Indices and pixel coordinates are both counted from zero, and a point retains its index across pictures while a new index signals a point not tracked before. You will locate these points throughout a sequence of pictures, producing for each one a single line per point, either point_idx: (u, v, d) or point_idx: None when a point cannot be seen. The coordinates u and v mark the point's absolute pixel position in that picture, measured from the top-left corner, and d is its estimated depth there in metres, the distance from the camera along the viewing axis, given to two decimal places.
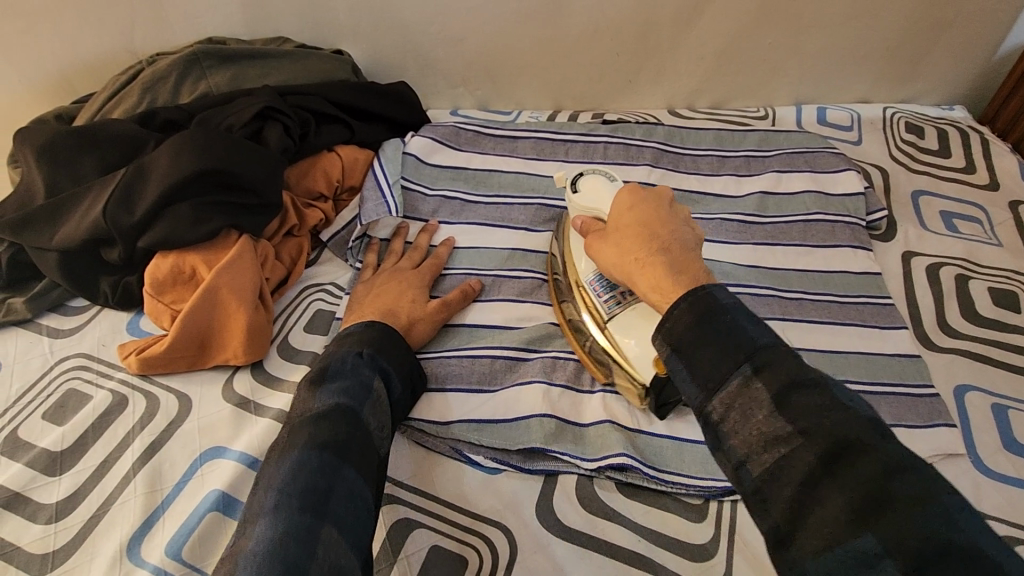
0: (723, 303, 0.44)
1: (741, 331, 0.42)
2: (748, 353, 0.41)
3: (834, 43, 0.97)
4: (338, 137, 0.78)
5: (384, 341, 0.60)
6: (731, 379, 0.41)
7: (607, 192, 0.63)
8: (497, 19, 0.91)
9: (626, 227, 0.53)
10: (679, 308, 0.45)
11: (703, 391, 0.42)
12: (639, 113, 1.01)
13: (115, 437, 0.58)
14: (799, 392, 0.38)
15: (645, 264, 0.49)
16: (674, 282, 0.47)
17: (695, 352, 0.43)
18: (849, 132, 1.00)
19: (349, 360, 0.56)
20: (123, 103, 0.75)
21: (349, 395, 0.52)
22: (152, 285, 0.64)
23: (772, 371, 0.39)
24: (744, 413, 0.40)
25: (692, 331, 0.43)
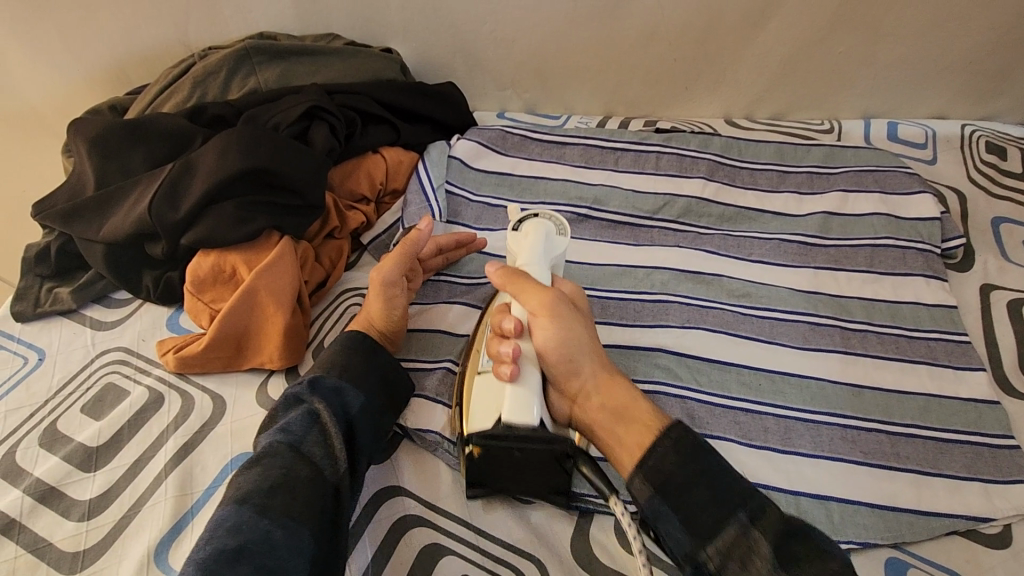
0: (697, 440, 0.49)
1: (720, 477, 0.47)
2: (743, 500, 0.45)
3: (910, 54, 0.91)
4: (383, 139, 0.76)
5: (344, 354, 0.58)
6: (727, 530, 0.45)
7: (539, 248, 0.61)
8: (552, 20, 0.88)
9: (585, 328, 0.56)
10: (665, 444, 0.48)
11: (696, 539, 0.45)
12: (694, 122, 0.97)
13: (150, 436, 0.57)
14: (792, 544, 0.43)
15: (621, 388, 0.54)
16: (634, 425, 0.51)
17: (683, 494, 0.47)
18: (923, 150, 0.93)
19: (292, 392, 0.55)
20: (174, 97, 0.75)
21: (288, 433, 0.52)
22: (193, 283, 0.63)
23: (765, 523, 0.44)
24: (741, 561, 0.43)
25: (676, 473, 0.47)
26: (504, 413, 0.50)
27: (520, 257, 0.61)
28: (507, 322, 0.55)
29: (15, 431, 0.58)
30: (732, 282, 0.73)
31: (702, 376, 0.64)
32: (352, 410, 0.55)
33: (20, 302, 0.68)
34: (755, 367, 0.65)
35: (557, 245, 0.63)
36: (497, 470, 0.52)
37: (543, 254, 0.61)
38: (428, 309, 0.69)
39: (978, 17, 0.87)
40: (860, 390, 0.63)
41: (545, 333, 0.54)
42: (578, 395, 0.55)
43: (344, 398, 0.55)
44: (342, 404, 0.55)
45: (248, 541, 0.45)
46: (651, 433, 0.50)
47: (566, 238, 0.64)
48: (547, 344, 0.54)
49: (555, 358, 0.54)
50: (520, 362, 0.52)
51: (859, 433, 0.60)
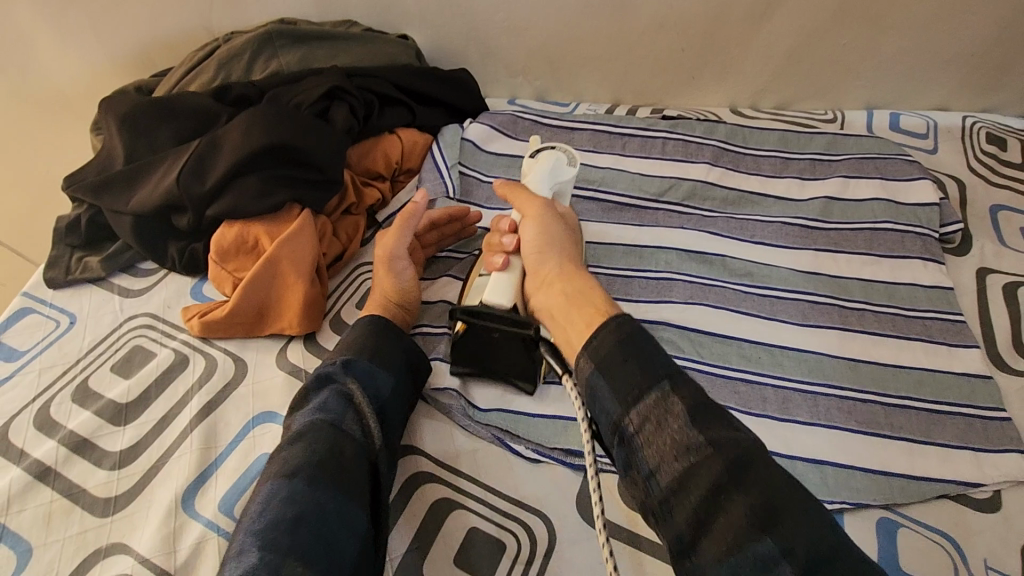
0: (639, 329, 0.49)
1: (652, 356, 0.47)
2: (670, 373, 0.46)
3: (912, 46, 0.93)
4: (399, 120, 0.79)
5: (374, 335, 0.60)
6: (649, 394, 0.45)
7: (545, 172, 0.66)
8: (563, 10, 0.90)
9: (564, 237, 0.60)
10: (608, 327, 0.49)
11: (620, 405, 0.46)
12: (700, 110, 0.99)
13: (176, 394, 0.60)
14: (708, 410, 0.44)
15: (585, 281, 0.56)
16: (589, 309, 0.53)
17: (614, 370, 0.47)
18: (924, 140, 0.95)
19: (326, 370, 0.56)
20: (199, 78, 0.78)
21: (326, 412, 0.53)
22: (217, 253, 0.66)
23: (684, 389, 0.45)
24: (658, 423, 0.44)
25: (612, 352, 0.48)
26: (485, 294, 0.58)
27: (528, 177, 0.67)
28: (503, 235, 0.62)
29: (49, 388, 0.61)
30: (734, 262, 0.75)
31: (704, 349, 0.66)
32: (383, 390, 0.57)
33: (52, 269, 0.71)
34: (756, 341, 0.67)
35: (562, 173, 0.67)
36: (475, 347, 0.60)
37: (547, 175, 0.66)
38: (439, 282, 0.72)
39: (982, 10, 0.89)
40: (857, 364, 0.65)
41: (529, 231, 0.60)
42: (543, 283, 0.57)
43: (376, 379, 0.57)
44: (375, 384, 0.57)
45: (304, 512, 0.46)
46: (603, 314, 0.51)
47: (575, 170, 0.67)
48: (526, 238, 0.59)
49: (530, 250, 0.59)
50: (510, 257, 0.60)
51: (854, 404, 0.62)
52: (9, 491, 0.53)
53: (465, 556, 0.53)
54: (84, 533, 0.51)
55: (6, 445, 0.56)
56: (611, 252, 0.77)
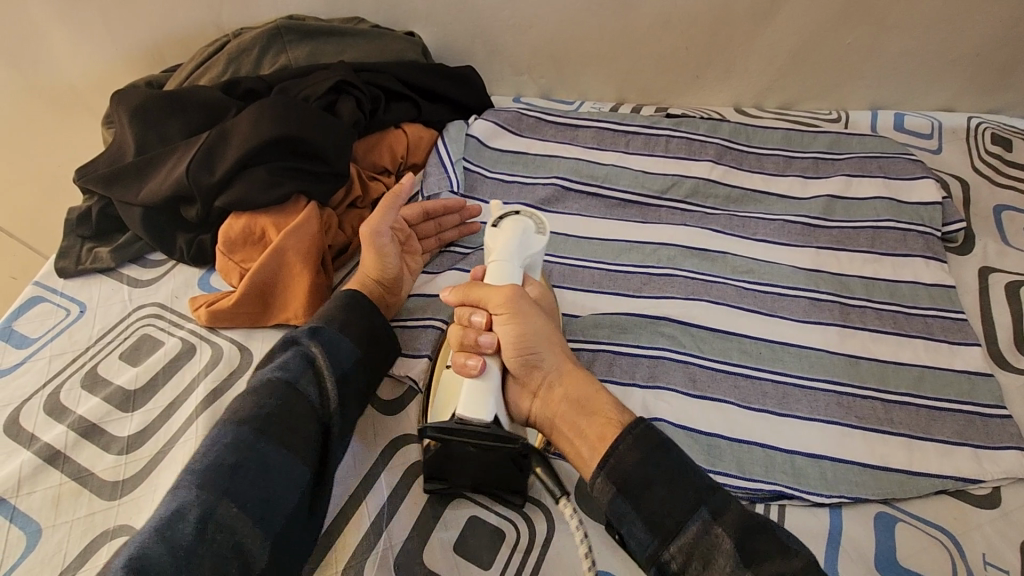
0: (662, 436, 0.50)
1: (687, 478, 0.48)
2: (702, 499, 0.48)
3: (918, 45, 0.93)
4: (405, 115, 0.80)
5: (345, 307, 0.60)
6: (691, 525, 0.47)
7: (513, 244, 0.60)
8: (568, 8, 0.91)
9: (543, 325, 0.56)
10: (628, 441, 0.49)
11: (658, 539, 0.48)
12: (705, 110, 1.00)
13: (183, 381, 0.61)
14: (751, 538, 0.46)
15: (580, 378, 0.54)
16: (595, 419, 0.52)
17: (648, 495, 0.48)
18: (928, 140, 0.95)
19: (294, 334, 0.57)
20: (208, 72, 0.79)
21: (286, 371, 0.55)
22: (225, 243, 0.67)
23: (724, 520, 0.47)
24: (704, 561, 0.46)
25: (641, 472, 0.49)
26: (459, 407, 0.51)
27: (492, 253, 0.60)
28: (477, 332, 0.55)
29: (58, 374, 0.62)
30: (735, 259, 0.76)
31: (704, 343, 0.67)
32: (347, 359, 0.57)
33: (63, 259, 0.72)
34: (756, 336, 0.68)
35: (532, 244, 0.60)
36: (455, 464, 0.54)
37: (519, 253, 0.59)
38: (442, 275, 0.72)
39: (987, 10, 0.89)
40: (857, 360, 0.66)
41: (506, 331, 0.54)
42: (535, 389, 0.54)
43: (341, 348, 0.57)
44: (340, 353, 0.57)
45: (245, 461, 0.49)
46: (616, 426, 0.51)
47: (544, 237, 0.61)
48: (509, 339, 0.54)
49: (515, 352, 0.54)
50: (487, 359, 0.54)
51: (853, 400, 0.62)
52: (19, 474, 0.54)
53: (464, 544, 0.54)
54: (92, 515, 0.52)
55: (17, 429, 0.58)
56: (612, 248, 0.77)
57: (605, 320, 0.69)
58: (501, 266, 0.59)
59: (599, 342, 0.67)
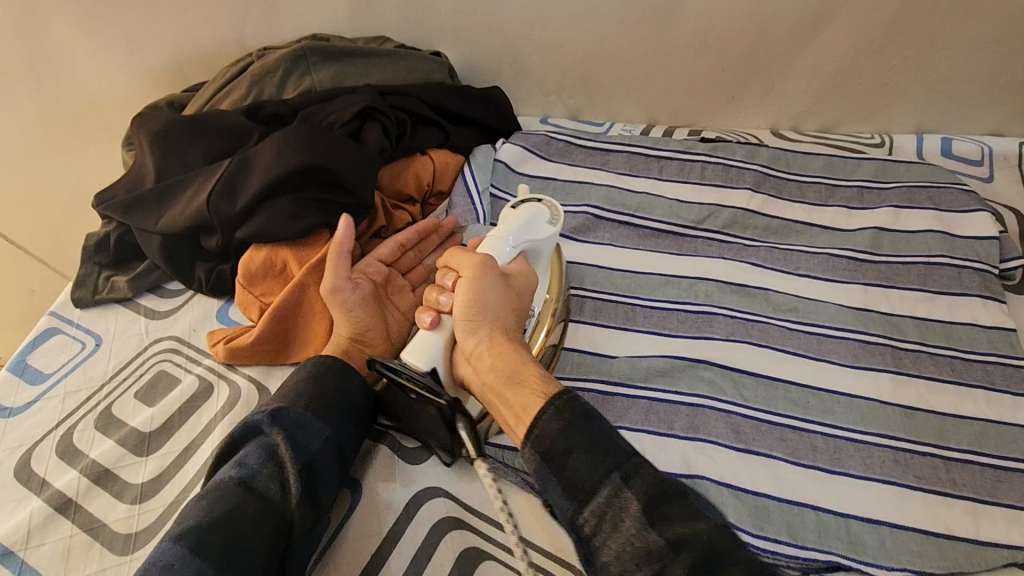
0: (585, 409, 0.50)
1: (604, 443, 0.48)
2: (616, 463, 0.47)
3: (969, 68, 0.89)
4: (432, 141, 0.76)
5: (313, 383, 0.55)
6: (603, 488, 0.47)
7: (517, 225, 0.62)
8: (600, 29, 0.88)
9: (496, 296, 0.57)
10: (546, 411, 0.50)
11: (573, 504, 0.47)
12: (740, 132, 0.96)
13: (200, 423, 0.59)
14: (660, 502, 0.45)
15: (519, 353, 0.55)
16: (525, 390, 0.53)
17: (565, 459, 0.48)
18: (979, 167, 0.90)
19: (254, 420, 0.52)
20: (230, 96, 0.76)
21: (244, 467, 0.50)
22: (245, 276, 0.64)
23: (636, 484, 0.46)
24: (614, 525, 0.46)
25: (561, 439, 0.49)
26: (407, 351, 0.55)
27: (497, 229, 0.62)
28: (441, 293, 0.58)
29: (72, 413, 0.59)
30: (777, 296, 0.72)
31: (748, 391, 0.63)
32: (311, 445, 0.52)
33: (80, 288, 0.70)
34: (803, 384, 0.63)
35: (538, 230, 0.63)
36: (413, 413, 0.56)
37: (522, 234, 0.62)
38: None
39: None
40: (914, 412, 0.61)
41: (460, 295, 0.56)
42: (473, 354, 0.56)
43: (306, 433, 0.52)
44: (304, 439, 0.52)
45: None
46: (541, 398, 0.51)
47: (556, 228, 0.64)
48: (457, 303, 0.56)
49: (461, 317, 0.56)
50: (441, 318, 0.57)
51: (911, 456, 0.58)
52: (29, 525, 0.52)
53: None
54: (103, 571, 0.49)
55: (28, 473, 0.55)
56: (647, 282, 0.73)
57: (642, 361, 0.65)
58: (498, 238, 0.61)
59: (636, 387, 0.64)
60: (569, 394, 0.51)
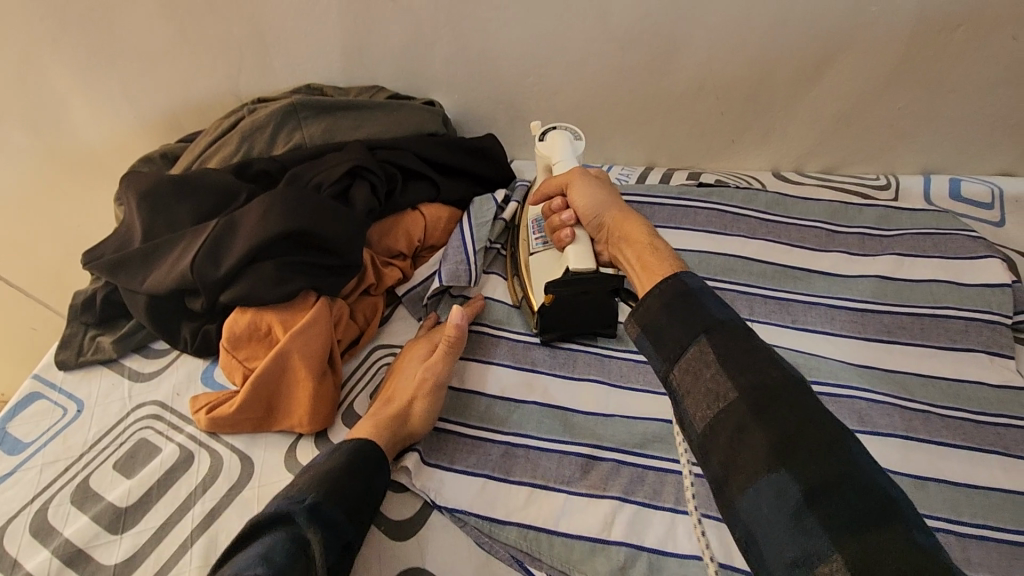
0: (694, 286, 0.45)
1: (702, 309, 0.43)
2: (705, 325, 0.43)
3: (978, 111, 0.86)
4: (424, 195, 0.74)
5: (347, 473, 0.53)
6: (690, 347, 0.43)
7: (567, 147, 0.67)
8: (595, 74, 0.86)
9: (605, 192, 0.60)
10: (654, 291, 0.46)
11: (665, 362, 0.44)
12: (741, 176, 0.93)
13: (178, 497, 0.57)
14: (734, 362, 0.40)
15: (643, 228, 0.54)
16: (655, 262, 0.50)
17: (661, 327, 0.44)
18: (989, 211, 0.88)
19: (286, 508, 0.49)
20: (220, 151, 0.75)
21: (268, 561, 0.46)
22: (229, 339, 0.63)
23: (722, 337, 0.42)
24: (696, 375, 0.42)
25: (663, 309, 0.45)
26: (572, 263, 0.59)
27: (553, 160, 0.67)
28: (562, 213, 0.62)
29: (49, 486, 0.58)
30: (778, 352, 0.70)
31: None
32: (338, 547, 0.50)
33: (64, 350, 0.69)
34: None
35: (581, 147, 0.69)
36: (565, 315, 0.65)
37: (573, 154, 0.67)
38: (463, 364, 0.68)
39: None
40: (926, 482, 0.59)
41: (577, 198, 0.60)
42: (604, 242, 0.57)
43: (335, 531, 0.50)
44: (335, 540, 0.50)
45: None
46: (670, 268, 0.48)
47: (582, 140, 0.70)
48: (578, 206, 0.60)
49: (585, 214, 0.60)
50: (575, 231, 0.61)
51: None
52: None
53: None
54: None
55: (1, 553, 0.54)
56: None
57: (638, 425, 0.63)
58: (563, 164, 0.66)
59: (631, 453, 0.61)
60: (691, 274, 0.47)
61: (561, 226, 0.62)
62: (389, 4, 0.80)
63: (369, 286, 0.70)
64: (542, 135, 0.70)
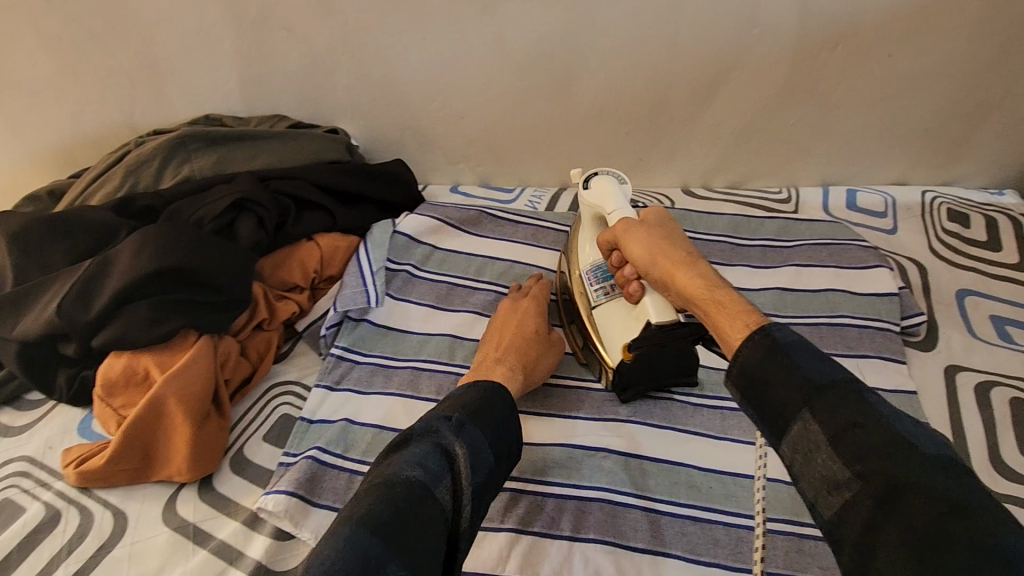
0: (788, 339, 0.44)
1: (800, 371, 0.43)
2: (807, 396, 0.42)
3: (867, 126, 0.89)
4: (319, 225, 0.72)
5: (486, 410, 0.52)
6: (794, 421, 0.42)
7: (616, 192, 0.65)
8: (499, 98, 0.86)
9: (655, 240, 0.56)
10: (747, 345, 0.45)
11: (772, 437, 0.44)
12: (650, 194, 0.95)
13: (40, 560, 0.54)
14: (852, 438, 0.39)
15: (698, 281, 0.51)
16: (731, 317, 0.48)
17: (760, 392, 0.44)
18: (882, 219, 0.91)
19: (434, 423, 0.49)
20: (103, 188, 0.72)
21: (424, 468, 0.45)
22: (103, 386, 0.59)
23: (826, 409, 0.41)
24: (807, 454, 0.41)
25: (758, 370, 0.44)
26: (652, 315, 0.57)
27: (605, 209, 0.64)
28: (625, 266, 0.60)
29: None
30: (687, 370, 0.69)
31: (648, 480, 0.60)
32: (488, 466, 0.49)
33: None
34: (706, 468, 0.61)
35: (627, 191, 0.67)
36: (639, 368, 0.63)
37: (624, 198, 0.65)
38: (362, 397, 0.66)
39: (940, 84, 0.85)
40: None
41: (631, 250, 0.57)
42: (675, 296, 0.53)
43: (481, 456, 0.49)
44: (484, 458, 0.48)
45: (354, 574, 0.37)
46: (745, 326, 0.46)
47: (627, 184, 0.68)
48: (635, 258, 0.57)
49: (643, 267, 0.56)
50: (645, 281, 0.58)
51: (816, 544, 0.57)
52: None
53: None
54: None
55: None
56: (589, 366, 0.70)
57: (539, 452, 0.62)
58: (617, 213, 0.63)
59: (530, 482, 0.60)
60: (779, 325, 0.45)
61: (626, 280, 0.60)
62: (284, 34, 0.79)
63: (262, 321, 0.68)
64: (584, 184, 0.68)
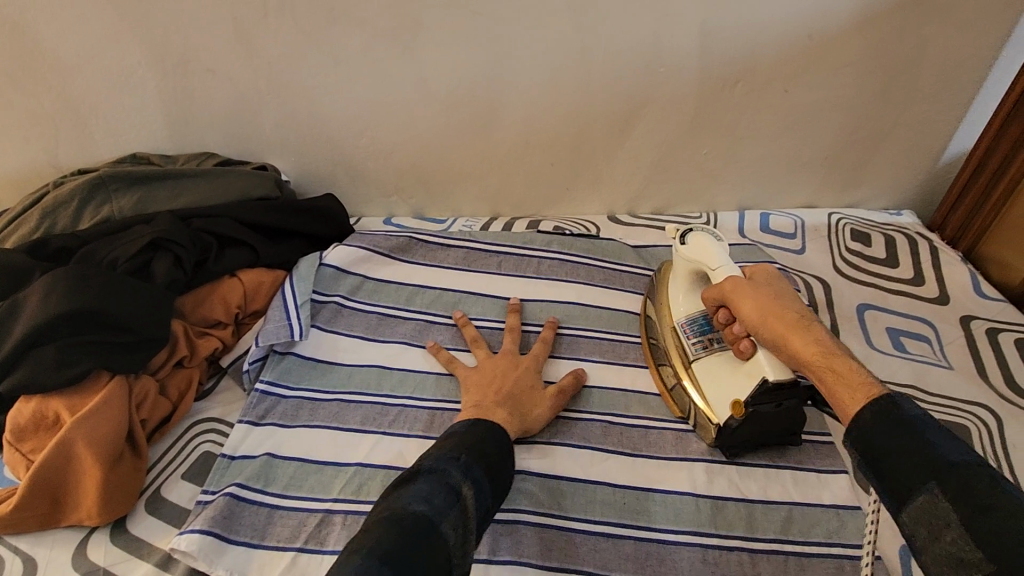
0: (913, 415, 0.46)
1: (931, 446, 0.43)
2: (934, 472, 0.42)
3: (774, 155, 0.95)
4: (242, 261, 0.73)
5: (487, 451, 0.55)
6: (916, 495, 0.43)
7: (718, 249, 0.67)
8: (426, 133, 0.90)
9: (767, 303, 0.59)
10: (866, 414, 0.47)
11: (895, 511, 0.45)
12: (577, 221, 0.99)
13: None
14: (987, 521, 0.39)
15: (815, 347, 0.54)
16: (851, 385, 0.50)
17: (883, 461, 0.45)
18: (791, 240, 0.97)
19: (442, 463, 0.51)
20: (20, 230, 0.73)
21: (430, 504, 0.47)
22: (12, 431, 0.59)
23: (952, 488, 0.41)
24: (934, 531, 0.41)
25: (881, 440, 0.46)
26: (770, 373, 0.59)
27: (707, 265, 0.66)
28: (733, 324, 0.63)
29: None
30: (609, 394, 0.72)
31: (565, 499, 0.63)
32: (487, 502, 0.52)
33: None
34: (620, 485, 0.64)
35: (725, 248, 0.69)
36: (751, 429, 0.63)
37: (726, 256, 0.67)
38: (287, 430, 0.66)
39: (835, 116, 0.90)
40: (724, 503, 0.63)
41: (743, 311, 0.60)
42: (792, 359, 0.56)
43: (483, 494, 0.52)
44: (484, 495, 0.52)
45: None
46: (863, 397, 0.49)
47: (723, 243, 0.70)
48: (746, 319, 0.60)
49: (756, 328, 0.59)
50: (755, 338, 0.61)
51: (719, 553, 0.59)
52: None
53: None
54: None
55: None
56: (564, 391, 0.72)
57: None
58: (721, 272, 0.65)
59: None
60: (900, 396, 0.48)
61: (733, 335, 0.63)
62: (207, 75, 0.81)
63: (181, 359, 0.68)
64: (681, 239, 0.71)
